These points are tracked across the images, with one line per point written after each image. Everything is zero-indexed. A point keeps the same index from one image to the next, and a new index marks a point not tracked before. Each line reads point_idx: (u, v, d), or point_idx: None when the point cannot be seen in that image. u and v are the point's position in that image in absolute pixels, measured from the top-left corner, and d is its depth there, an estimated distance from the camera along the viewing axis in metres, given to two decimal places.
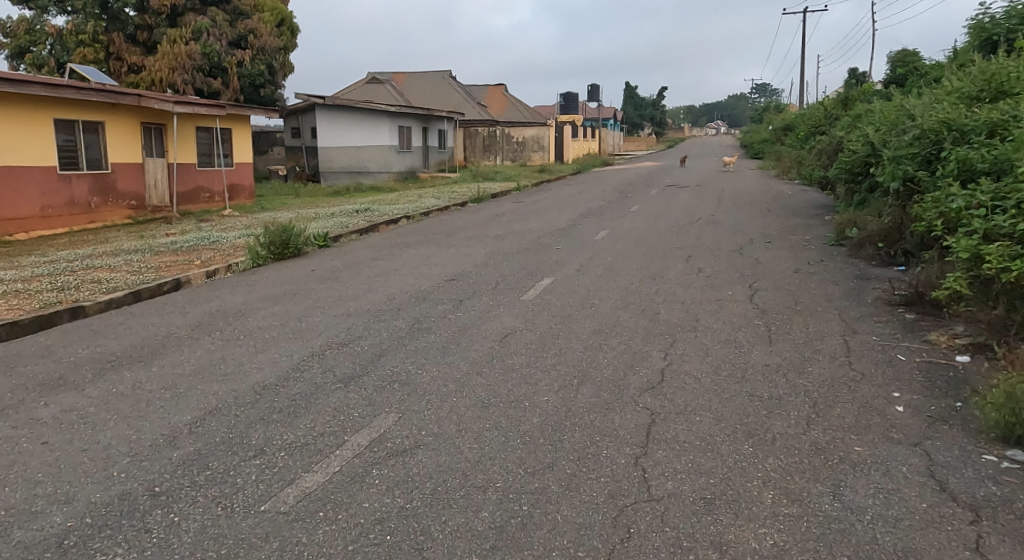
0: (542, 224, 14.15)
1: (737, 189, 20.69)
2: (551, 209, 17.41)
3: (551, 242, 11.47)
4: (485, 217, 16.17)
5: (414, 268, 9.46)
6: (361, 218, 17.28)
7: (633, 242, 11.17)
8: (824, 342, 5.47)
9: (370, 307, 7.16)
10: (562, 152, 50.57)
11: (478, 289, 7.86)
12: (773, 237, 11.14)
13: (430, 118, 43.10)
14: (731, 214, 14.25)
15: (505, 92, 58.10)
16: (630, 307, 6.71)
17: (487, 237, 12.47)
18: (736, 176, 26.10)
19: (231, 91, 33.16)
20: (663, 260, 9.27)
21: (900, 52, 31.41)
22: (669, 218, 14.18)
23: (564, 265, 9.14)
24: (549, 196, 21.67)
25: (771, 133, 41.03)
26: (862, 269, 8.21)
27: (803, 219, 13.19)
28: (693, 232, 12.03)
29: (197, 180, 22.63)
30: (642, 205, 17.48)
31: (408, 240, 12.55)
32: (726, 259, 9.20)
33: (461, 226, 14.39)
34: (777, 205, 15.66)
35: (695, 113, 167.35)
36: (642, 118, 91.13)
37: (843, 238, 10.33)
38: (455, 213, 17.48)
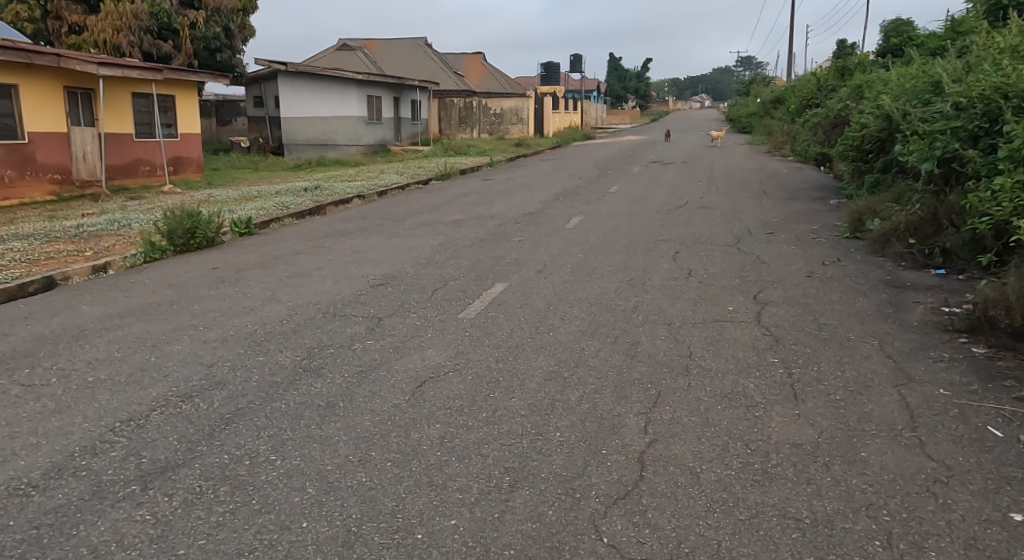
0: (507, 207, 12.45)
1: (726, 167, 19.05)
2: (521, 189, 15.71)
3: (514, 231, 9.79)
4: (445, 197, 14.45)
5: (339, 266, 7.75)
6: (307, 198, 15.47)
7: (609, 232, 9.50)
8: (874, 398, 3.82)
9: (261, 326, 5.47)
10: (542, 125, 48.59)
11: (409, 299, 6.16)
12: (775, 227, 9.48)
13: (401, 88, 40.88)
14: (723, 198, 12.59)
15: (483, 62, 55.81)
16: (598, 332, 5.06)
17: (441, 223, 10.76)
18: (723, 152, 24.43)
19: (184, 55, 31.44)
20: (644, 258, 7.62)
21: (895, 21, 29.78)
22: (651, 201, 12.49)
23: (524, 264, 7.48)
24: (522, 172, 19.91)
25: (759, 107, 39.33)
26: (893, 274, 6.57)
27: (804, 204, 11.56)
28: (680, 220, 10.35)
29: (135, 152, 20.63)
30: (623, 184, 15.78)
31: (350, 225, 10.86)
32: (722, 257, 7.54)
33: (415, 209, 12.66)
34: (773, 187, 14.01)
35: (680, 86, 165.14)
36: (626, 91, 88.88)
37: (860, 229, 8.67)
38: (415, 193, 15.73)
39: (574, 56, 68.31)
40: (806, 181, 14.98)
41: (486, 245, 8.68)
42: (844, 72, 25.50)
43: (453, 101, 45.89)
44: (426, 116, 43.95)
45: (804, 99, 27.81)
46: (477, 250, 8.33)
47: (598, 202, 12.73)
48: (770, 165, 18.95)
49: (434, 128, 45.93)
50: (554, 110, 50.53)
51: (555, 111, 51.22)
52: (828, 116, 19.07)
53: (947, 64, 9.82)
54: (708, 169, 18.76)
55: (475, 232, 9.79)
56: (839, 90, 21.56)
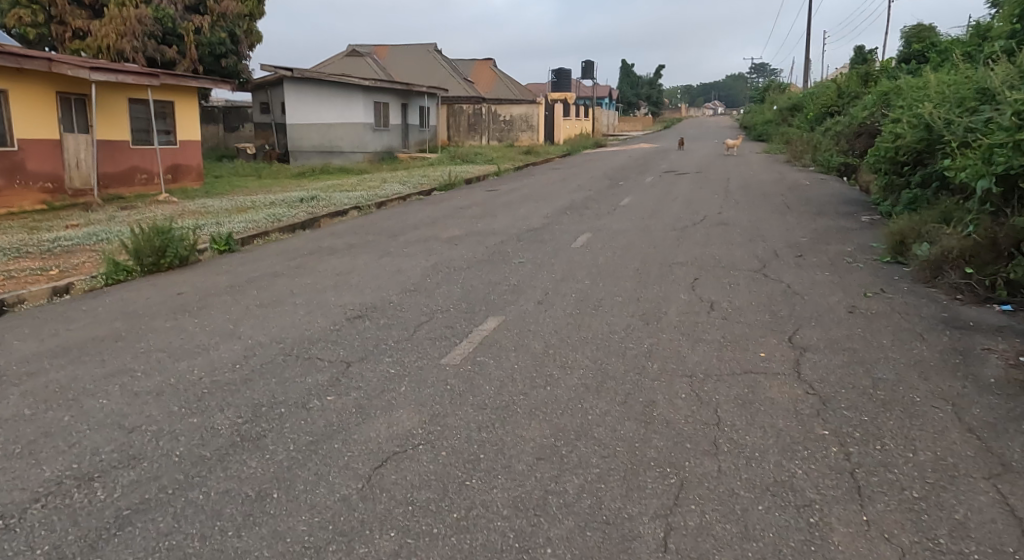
0: (510, 222, 11.68)
1: (742, 178, 18.23)
2: (527, 200, 14.92)
3: (516, 250, 9.00)
4: (446, 209, 13.70)
5: (318, 291, 6.96)
6: (301, 209, 14.77)
7: (619, 253, 8.70)
8: (962, 496, 2.98)
9: (210, 371, 4.67)
10: (553, 132, 47.89)
11: (389, 336, 5.35)
12: (804, 249, 8.62)
13: (409, 94, 40.33)
14: (743, 213, 11.74)
15: (493, 68, 55.24)
16: (605, 388, 4.24)
17: (436, 240, 9.97)
18: (739, 161, 23.56)
19: (188, 61, 31.15)
20: (658, 285, 6.79)
21: (915, 27, 28.86)
22: (665, 216, 11.67)
23: (523, 291, 6.69)
24: (529, 183, 19.15)
25: (775, 114, 38.48)
26: (949, 312, 5.71)
27: (832, 221, 10.70)
28: (697, 239, 9.51)
29: (131, 159, 20.01)
30: (635, 196, 14.97)
31: (339, 241, 10.12)
32: (747, 287, 6.69)
33: (412, 222, 11.91)
34: (796, 200, 13.14)
35: (693, 93, 164.02)
36: (639, 97, 88.12)
37: (904, 254, 7.78)
38: (415, 204, 15.00)
39: (586, 62, 67.65)
40: (830, 194, 14.12)
41: (484, 267, 7.89)
42: (866, 80, 24.61)
43: (463, 107, 45.28)
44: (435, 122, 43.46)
45: (822, 106, 26.92)
46: (472, 274, 7.54)
47: (608, 217, 11.89)
48: (790, 176, 18.07)
49: (444, 135, 45.37)
50: (565, 117, 49.82)
51: (567, 118, 50.50)
52: (850, 124, 18.20)
53: (996, 70, 8.92)
54: (724, 180, 17.90)
55: (473, 251, 8.99)
56: (861, 98, 20.70)
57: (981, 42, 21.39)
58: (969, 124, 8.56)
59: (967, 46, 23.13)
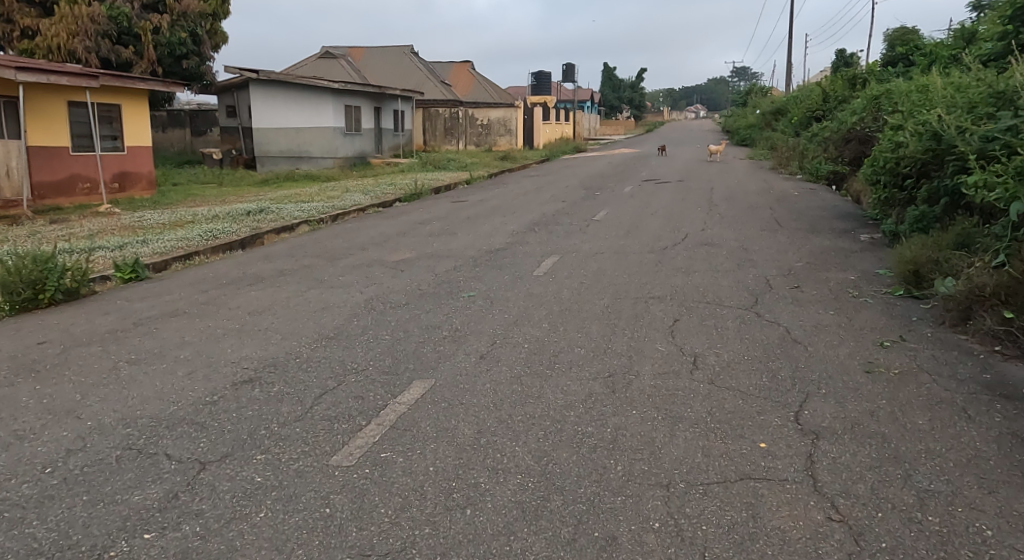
0: (469, 241, 10.49)
1: (726, 187, 17.16)
2: (493, 213, 13.75)
3: (469, 279, 7.83)
4: (403, 224, 12.50)
5: (218, 337, 5.72)
6: (245, 224, 13.53)
7: (587, 283, 7.53)
8: None
9: (15, 471, 3.45)
10: (532, 137, 46.73)
11: (279, 412, 4.12)
12: (801, 279, 7.49)
13: (382, 97, 39.00)
14: (729, 230, 10.62)
15: (471, 71, 54.03)
16: (547, 511, 3.06)
17: (383, 265, 8.78)
18: (723, 168, 22.52)
19: (146, 62, 29.95)
20: (629, 332, 5.67)
21: (898, 30, 28.15)
22: (642, 234, 10.54)
23: (464, 340, 5.53)
24: (499, 192, 17.98)
25: (758, 118, 37.57)
26: (988, 375, 4.61)
27: (827, 241, 9.64)
28: (677, 264, 8.36)
29: (71, 167, 18.62)
30: (611, 208, 13.84)
31: (271, 264, 8.94)
32: (737, 336, 5.54)
33: (362, 241, 10.72)
34: (785, 215, 12.05)
35: (675, 97, 163.95)
36: (621, 101, 87.29)
37: (919, 286, 6.69)
38: (372, 218, 13.79)
39: (567, 65, 66.70)
40: (822, 206, 13.05)
41: (426, 304, 6.70)
42: (853, 83, 23.65)
43: (439, 111, 44.06)
44: (411, 126, 42.29)
45: (808, 110, 25.97)
46: (410, 315, 6.34)
47: (579, 234, 10.74)
48: (776, 185, 17.08)
49: (419, 140, 44.13)
50: (545, 121, 48.67)
51: (547, 122, 49.34)
52: (840, 130, 17.19)
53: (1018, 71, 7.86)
54: (707, 189, 16.83)
55: (419, 281, 7.80)
56: (850, 102, 19.70)
57: (973, 44, 20.46)
58: (989, 134, 7.48)
59: (957, 48, 22.22)
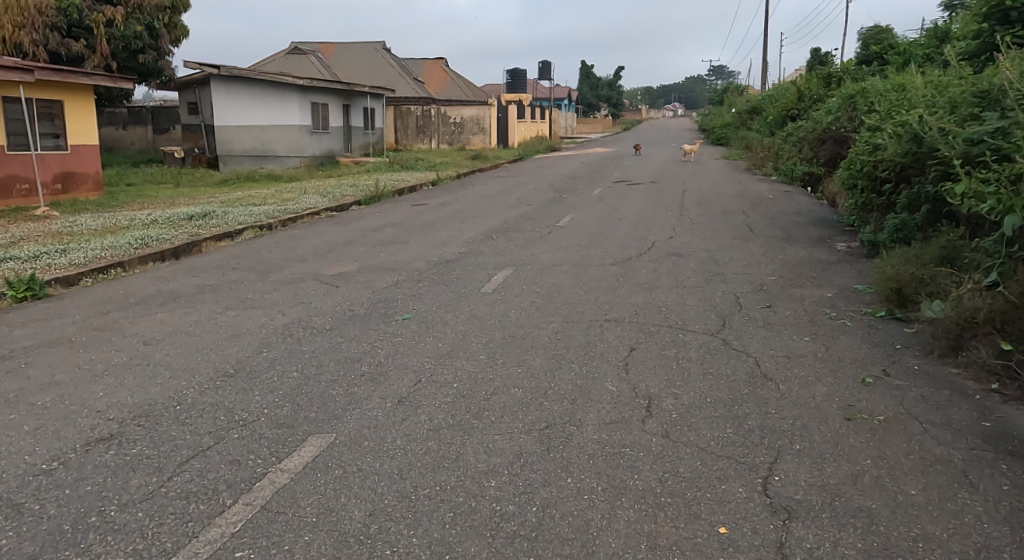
0: (418, 251, 9.75)
1: (698, 189, 16.54)
2: (452, 219, 13.00)
3: (410, 297, 7.07)
4: (353, 231, 11.72)
5: (97, 374, 4.93)
6: (185, 229, 12.72)
7: (540, 301, 6.80)
8: None
9: None
10: (506, 135, 45.92)
11: (124, 486, 3.31)
12: (773, 297, 6.80)
13: (351, 95, 38.00)
14: (698, 238, 9.95)
15: (445, 68, 53.10)
16: None
17: (318, 280, 7.99)
18: (696, 169, 21.93)
19: (98, 56, 29.45)
20: (576, 368, 4.94)
21: (873, 28, 27.77)
22: (605, 242, 9.85)
23: (386, 378, 4.77)
24: (463, 194, 17.25)
25: (733, 118, 37.10)
26: (988, 423, 3.91)
27: (802, 251, 9.00)
28: (639, 278, 7.67)
29: (6, 167, 17.95)
30: (577, 213, 13.15)
31: (196, 278, 8.13)
32: (700, 371, 4.83)
33: (303, 251, 9.93)
34: (758, 221, 11.41)
35: (653, 95, 163.97)
36: (598, 100, 86.84)
37: (904, 306, 6.03)
38: (322, 223, 13.02)
39: (543, 62, 65.99)
40: (797, 211, 12.44)
41: (352, 330, 5.93)
42: (828, 82, 23.18)
43: (411, 109, 43.09)
44: (381, 124, 41.33)
45: (783, 110, 25.47)
46: (331, 343, 5.56)
47: (537, 243, 10.04)
48: (751, 187, 16.48)
49: (390, 138, 43.15)
50: (520, 120, 47.90)
51: (522, 121, 48.53)
52: (814, 130, 16.64)
53: (1005, 67, 7.24)
54: (678, 192, 16.21)
55: (352, 300, 7.03)
56: (825, 102, 19.19)
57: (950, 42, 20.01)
58: (975, 136, 6.85)
59: (934, 46, 21.81)
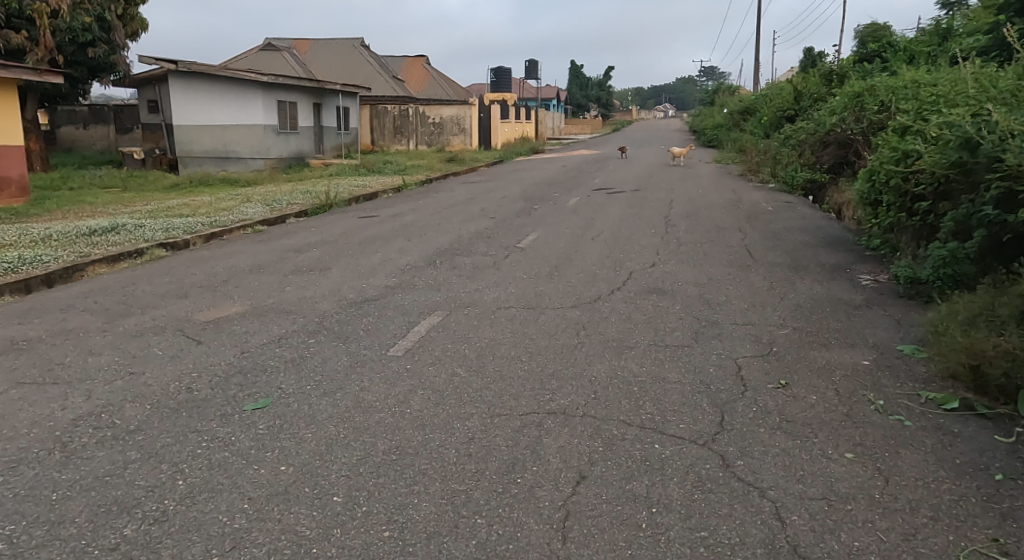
0: (335, 283, 7.82)
1: (687, 198, 14.67)
2: (396, 235, 11.08)
3: (285, 364, 5.15)
4: (271, 253, 9.79)
5: None
6: (77, 249, 10.88)
7: (463, 373, 4.86)
8: None
9: None
10: (488, 136, 43.84)
11: None
12: (790, 367, 4.87)
13: (322, 93, 35.94)
14: (687, 266, 8.06)
15: (426, 66, 51.04)
16: None
17: (182, 331, 6.06)
18: (685, 173, 20.08)
19: (42, 48, 28.16)
20: (473, 527, 3.04)
21: (870, 26, 26.05)
22: (568, 271, 7.96)
23: (150, 548, 2.87)
24: (421, 204, 15.33)
25: (725, 118, 35.28)
26: None
27: (815, 286, 7.10)
28: (605, 332, 5.77)
29: None
30: (544, 228, 11.24)
31: (22, 326, 6.25)
32: (686, 540, 2.91)
33: (194, 283, 8.03)
34: (758, 241, 9.52)
35: (643, 96, 162.52)
36: (587, 100, 84.98)
37: (984, 406, 4.07)
38: (243, 241, 11.13)
39: (528, 60, 64.02)
40: (804, 229, 10.54)
41: (164, 431, 3.96)
42: (827, 80, 21.34)
43: (387, 108, 41.03)
44: (356, 124, 39.32)
45: (779, 110, 23.94)
46: (116, 461, 3.61)
47: (485, 272, 8.14)
48: (745, 197, 14.62)
49: (367, 139, 41.14)
50: (503, 120, 45.90)
51: (505, 120, 46.52)
52: (815, 132, 14.76)
53: None
54: (664, 201, 14.30)
55: (205, 368, 5.08)
56: (828, 100, 17.32)
57: (960, 35, 18.13)
58: None
59: (939, 41, 19.94)
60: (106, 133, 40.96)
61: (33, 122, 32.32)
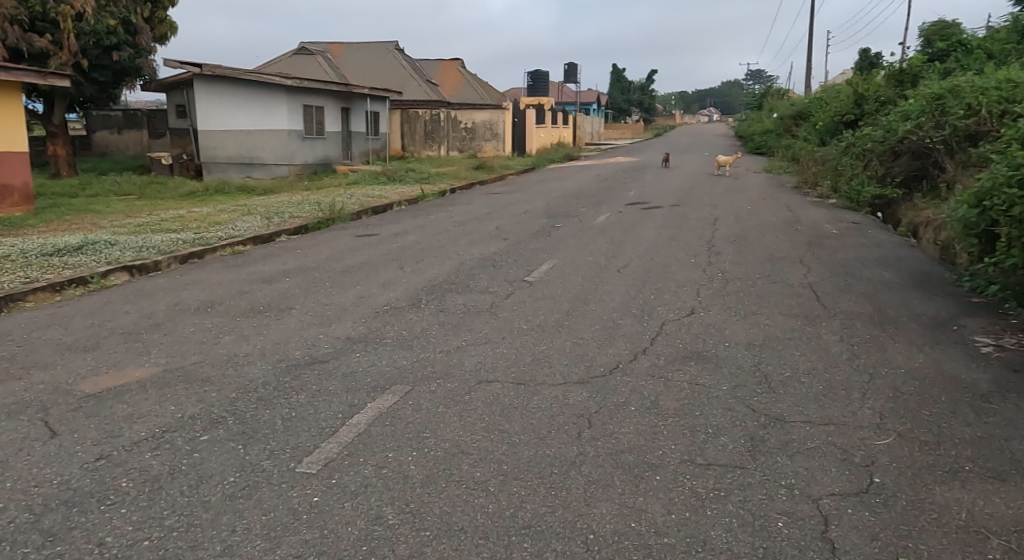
0: (285, 333, 6.23)
1: (734, 216, 12.76)
2: (387, 263, 9.48)
3: (144, 485, 3.53)
4: (236, 284, 8.29)
5: None
6: (28, 270, 9.58)
7: (390, 520, 3.16)
8: None
9: None
10: (523, 142, 42.20)
11: None
12: (910, 524, 3.05)
13: (350, 97, 34.72)
14: (735, 319, 6.24)
15: (461, 69, 49.67)
16: None
17: (46, 413, 4.49)
18: (732, 185, 18.12)
19: (66, 52, 27.52)
20: None
21: (938, 23, 23.69)
22: (581, 324, 6.21)
23: None
24: (432, 221, 13.75)
25: (775, 123, 33.03)
26: None
27: (913, 354, 5.21)
28: (621, 434, 4.01)
29: None
30: (563, 255, 9.52)
31: None
32: None
33: (120, 327, 6.53)
34: (825, 279, 7.63)
35: (687, 101, 159.22)
36: (629, 104, 82.78)
37: None
38: (215, 265, 9.67)
39: (568, 65, 62.41)
40: (882, 260, 8.57)
41: None
42: (895, 81, 19.12)
43: (419, 112, 39.69)
44: (385, 129, 38.07)
45: (837, 115, 21.75)
46: None
47: (476, 320, 6.46)
48: (801, 215, 12.68)
49: (397, 144, 39.86)
50: (539, 125, 44.23)
51: (541, 126, 44.84)
52: (884, 140, 12.75)
53: None
54: (706, 220, 12.42)
55: (25, 490, 3.48)
56: (900, 103, 15.20)
57: None
58: None
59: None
60: (137, 138, 40.49)
61: (59, 128, 31.73)
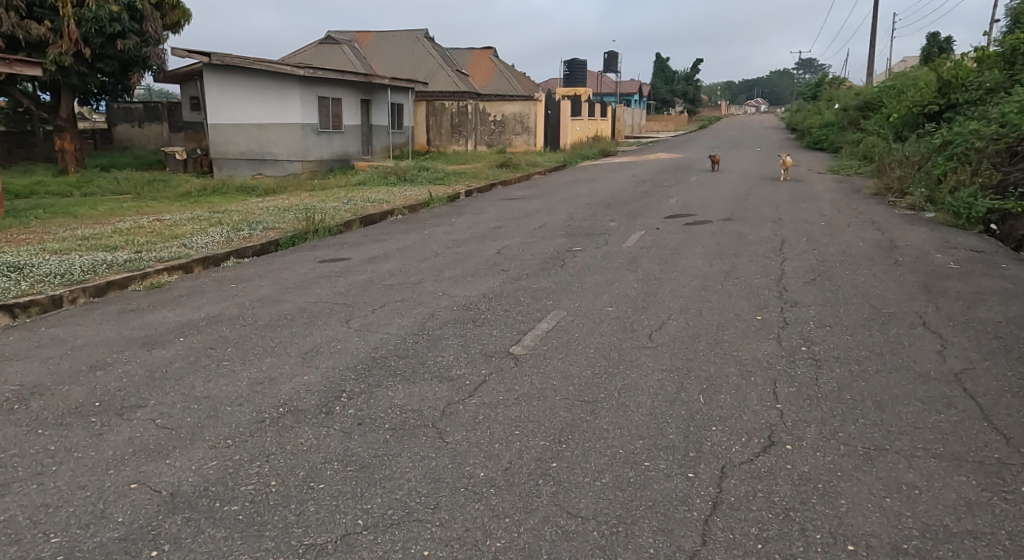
0: (85, 470, 3.74)
1: (806, 239, 9.92)
2: (338, 310, 7.00)
3: None
4: (107, 349, 5.85)
5: None
6: None
7: None
8: None
9: None
10: (558, 137, 39.45)
11: None
12: None
13: (371, 88, 32.33)
14: (852, 479, 3.54)
15: (493, 58, 47.01)
16: None
17: None
18: (795, 191, 15.21)
19: (67, 41, 25.35)
20: None
21: None
22: (578, 483, 3.58)
23: None
24: (425, 239, 11.24)
25: (837, 115, 29.64)
26: None
27: None
28: None
29: None
30: (576, 303, 6.90)
31: None
32: None
33: None
34: (976, 370, 4.89)
35: (733, 91, 154.15)
36: (673, 95, 79.01)
37: None
38: (117, 308, 7.29)
39: (609, 54, 59.17)
40: None
41: None
42: (1000, 65, 15.85)
43: (445, 104, 37.17)
44: (410, 123, 35.69)
45: (921, 105, 18.47)
46: None
47: (407, 456, 3.87)
48: (893, 238, 9.85)
49: (422, 139, 37.45)
50: (575, 118, 41.43)
51: (577, 119, 41.96)
52: None
53: None
54: (770, 244, 9.61)
55: None
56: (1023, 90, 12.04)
57: None
58: None
59: None
60: (157, 133, 38.84)
61: (66, 121, 29.87)
